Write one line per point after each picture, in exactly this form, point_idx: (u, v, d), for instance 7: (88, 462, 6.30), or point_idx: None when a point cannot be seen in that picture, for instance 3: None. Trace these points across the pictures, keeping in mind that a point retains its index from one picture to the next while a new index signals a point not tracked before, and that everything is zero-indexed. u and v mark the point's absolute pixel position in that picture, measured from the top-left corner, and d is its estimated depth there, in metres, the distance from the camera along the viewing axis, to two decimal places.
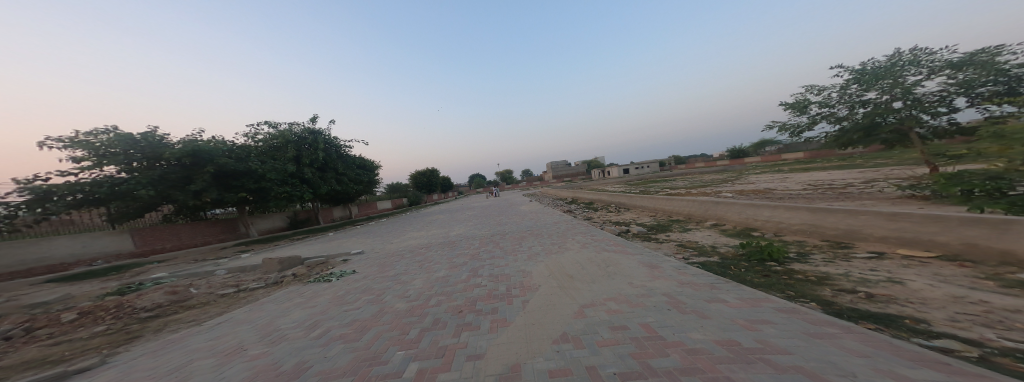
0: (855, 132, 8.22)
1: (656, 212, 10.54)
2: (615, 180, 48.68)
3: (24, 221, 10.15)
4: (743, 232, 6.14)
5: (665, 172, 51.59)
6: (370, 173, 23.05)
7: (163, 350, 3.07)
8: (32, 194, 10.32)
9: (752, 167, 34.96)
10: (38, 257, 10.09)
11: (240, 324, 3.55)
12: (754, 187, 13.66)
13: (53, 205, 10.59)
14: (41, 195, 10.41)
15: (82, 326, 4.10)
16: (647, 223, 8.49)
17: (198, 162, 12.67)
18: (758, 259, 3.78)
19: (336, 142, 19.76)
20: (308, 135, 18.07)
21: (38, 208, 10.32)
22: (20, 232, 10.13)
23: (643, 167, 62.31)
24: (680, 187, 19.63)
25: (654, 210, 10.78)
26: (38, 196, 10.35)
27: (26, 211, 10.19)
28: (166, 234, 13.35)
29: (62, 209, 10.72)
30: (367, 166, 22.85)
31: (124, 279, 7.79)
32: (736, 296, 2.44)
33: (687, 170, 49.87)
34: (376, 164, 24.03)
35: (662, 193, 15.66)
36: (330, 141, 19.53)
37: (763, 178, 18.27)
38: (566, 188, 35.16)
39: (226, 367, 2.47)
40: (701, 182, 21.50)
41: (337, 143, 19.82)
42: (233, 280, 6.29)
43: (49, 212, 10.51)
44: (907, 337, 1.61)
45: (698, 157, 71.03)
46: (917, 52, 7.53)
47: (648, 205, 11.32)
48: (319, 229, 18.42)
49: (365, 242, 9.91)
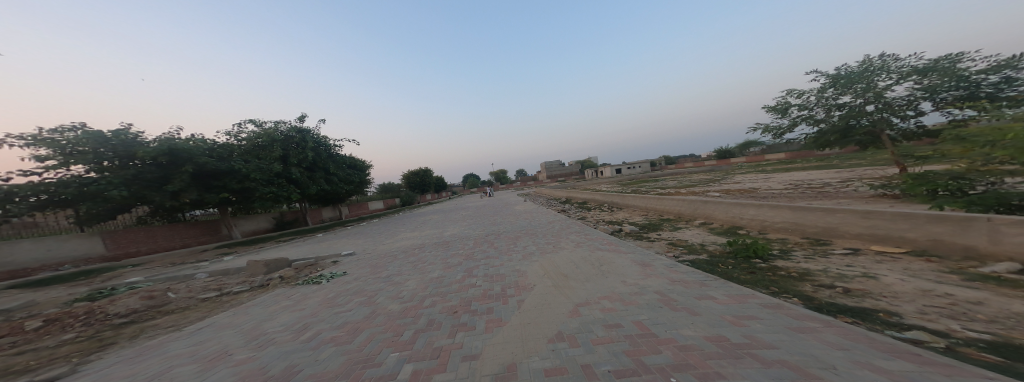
0: (831, 134, 8.59)
1: (648, 211, 10.79)
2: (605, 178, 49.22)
3: None
4: (730, 230, 6.39)
5: (654, 172, 52.80)
6: (361, 172, 22.55)
7: (141, 356, 2.95)
8: None
9: (737, 167, 36.28)
10: None
11: (224, 329, 3.42)
12: (740, 186, 14.16)
13: (14, 207, 9.82)
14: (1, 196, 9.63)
15: (50, 334, 3.86)
16: (639, 222, 8.68)
17: (175, 160, 12.01)
18: (743, 256, 3.92)
19: (324, 142, 19.23)
20: (295, 134, 17.42)
21: None
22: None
23: (634, 166, 63.52)
24: (670, 186, 20.18)
25: (646, 209, 11.02)
26: None
27: None
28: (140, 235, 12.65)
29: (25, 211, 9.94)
30: (356, 165, 22.24)
31: (94, 284, 7.32)
32: (724, 293, 2.52)
33: (676, 170, 51.13)
34: (366, 163, 23.48)
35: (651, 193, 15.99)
36: (318, 139, 18.91)
37: (748, 178, 18.97)
38: (561, 188, 35.58)
39: (211, 373, 2.39)
40: (689, 182, 22.05)
41: (325, 142, 19.21)
42: (216, 283, 6.05)
43: (11, 214, 9.78)
44: (882, 330, 1.70)
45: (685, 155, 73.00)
46: (887, 58, 7.94)
47: (641, 204, 11.51)
48: (306, 229, 17.87)
49: (356, 243, 9.71)
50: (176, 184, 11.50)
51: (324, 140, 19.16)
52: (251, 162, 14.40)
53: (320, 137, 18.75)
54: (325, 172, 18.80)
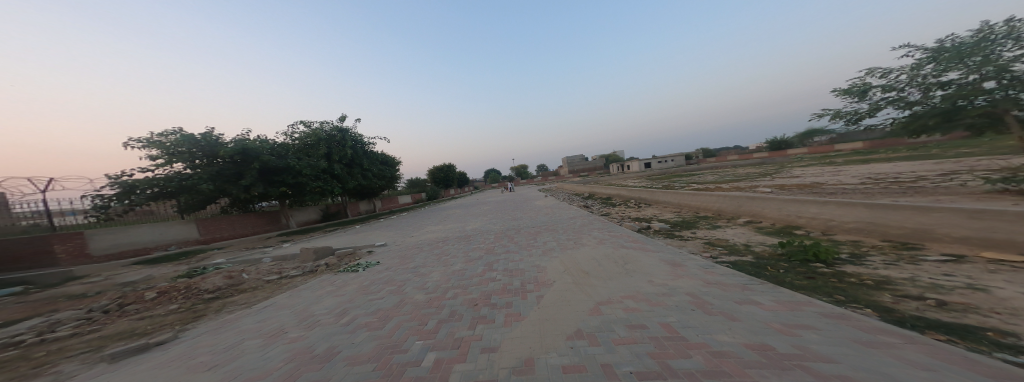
0: (930, 117, 7.02)
1: (680, 208, 9.92)
2: (636, 174, 46.59)
3: (115, 210, 12.10)
4: (784, 230, 5.58)
5: (693, 166, 48.38)
6: (392, 168, 24.30)
7: (221, 328, 3.50)
8: (121, 188, 12.24)
9: (795, 160, 31.48)
10: (126, 241, 11.56)
11: (281, 309, 3.90)
12: (797, 181, 12.33)
13: (137, 197, 12.47)
14: (128, 188, 12.29)
15: (160, 304, 4.78)
16: (671, 220, 8.00)
17: (246, 159, 14.15)
18: (801, 259, 3.37)
19: (360, 140, 21.08)
20: (336, 133, 19.35)
21: (125, 200, 12.21)
22: (114, 220, 11.96)
23: (668, 160, 58.92)
24: (709, 181, 18.28)
25: (678, 205, 10.15)
26: (125, 189, 12.24)
27: (117, 203, 12.13)
28: (223, 223, 14.63)
29: (143, 200, 12.59)
30: (388, 162, 23.98)
31: (190, 264, 8.91)
32: (771, 298, 2.19)
33: (719, 163, 46.28)
34: (396, 160, 25.19)
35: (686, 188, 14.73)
36: (355, 137, 20.74)
37: (810, 171, 16.41)
38: (584, 183, 34.37)
39: (270, 348, 2.75)
40: (733, 176, 19.91)
41: (361, 141, 21.05)
42: (276, 267, 6.94)
43: (135, 202, 12.37)
44: (990, 351, 1.33)
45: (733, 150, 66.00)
46: (1016, 23, 6.28)
47: (672, 200, 10.62)
48: (349, 221, 19.78)
49: (388, 235, 10.44)
50: (247, 179, 13.56)
51: (360, 139, 21.00)
52: (303, 160, 16.37)
53: (356, 135, 20.60)
54: (362, 168, 20.62)
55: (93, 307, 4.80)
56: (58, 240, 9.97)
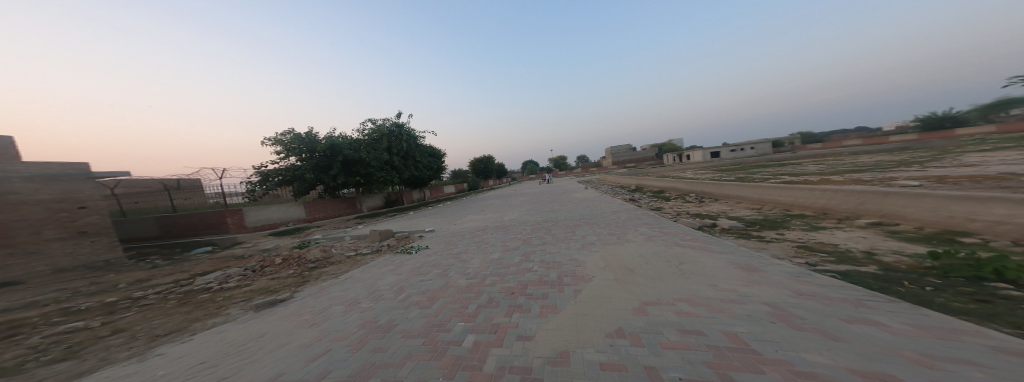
0: None
1: (763, 205, 8.02)
2: (701, 164, 39.82)
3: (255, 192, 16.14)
4: (940, 237, 3.93)
5: (782, 154, 39.00)
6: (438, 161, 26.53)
7: (320, 293, 4.38)
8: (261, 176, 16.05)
9: (956, 142, 22.44)
10: (265, 217, 15.12)
11: (357, 282, 4.64)
12: (962, 171, 8.70)
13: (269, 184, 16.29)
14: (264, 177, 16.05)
15: (284, 269, 6.26)
16: (747, 219, 6.53)
17: (332, 153, 17.34)
18: (970, 277, 2.30)
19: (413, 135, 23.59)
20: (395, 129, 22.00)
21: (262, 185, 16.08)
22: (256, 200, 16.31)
23: (746, 149, 48.20)
24: (807, 173, 14.38)
25: (760, 201, 8.22)
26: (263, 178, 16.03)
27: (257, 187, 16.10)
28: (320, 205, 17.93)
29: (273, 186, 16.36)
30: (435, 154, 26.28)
31: (302, 237, 11.46)
32: (911, 322, 1.54)
33: (826, 150, 36.15)
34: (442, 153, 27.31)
35: (770, 181, 11.86)
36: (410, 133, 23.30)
37: (987, 157, 11.44)
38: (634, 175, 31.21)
39: (349, 314, 3.28)
40: (843, 166, 15.33)
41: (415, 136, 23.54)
42: (354, 245, 8.30)
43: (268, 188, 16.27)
44: None
45: (857, 135, 50.48)
46: None
47: (752, 195, 8.64)
48: (406, 208, 22.34)
49: (435, 222, 11.35)
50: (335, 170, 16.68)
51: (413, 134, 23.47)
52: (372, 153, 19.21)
53: (410, 131, 23.12)
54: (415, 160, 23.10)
55: (246, 268, 6.58)
56: (228, 214, 13.58)
